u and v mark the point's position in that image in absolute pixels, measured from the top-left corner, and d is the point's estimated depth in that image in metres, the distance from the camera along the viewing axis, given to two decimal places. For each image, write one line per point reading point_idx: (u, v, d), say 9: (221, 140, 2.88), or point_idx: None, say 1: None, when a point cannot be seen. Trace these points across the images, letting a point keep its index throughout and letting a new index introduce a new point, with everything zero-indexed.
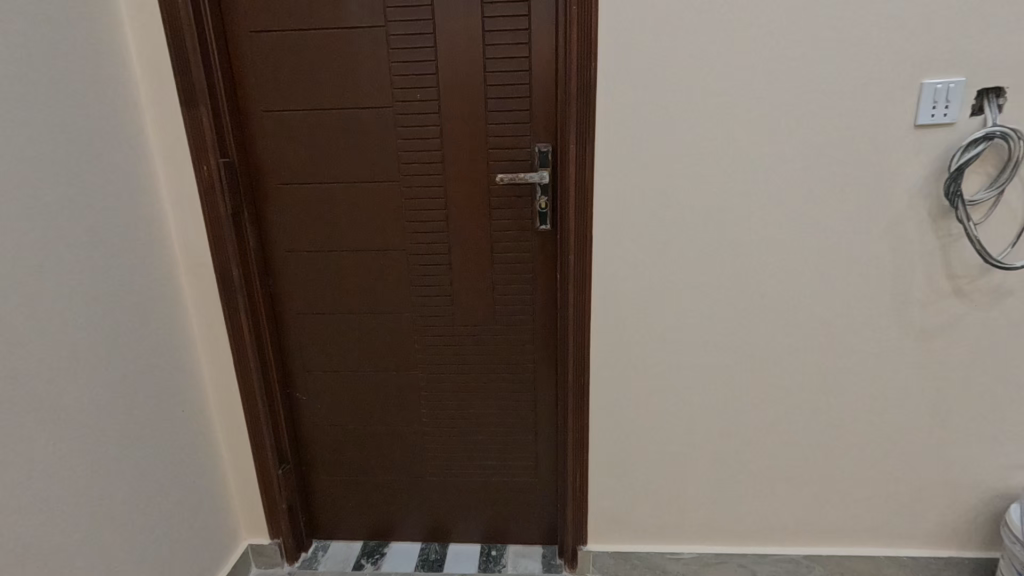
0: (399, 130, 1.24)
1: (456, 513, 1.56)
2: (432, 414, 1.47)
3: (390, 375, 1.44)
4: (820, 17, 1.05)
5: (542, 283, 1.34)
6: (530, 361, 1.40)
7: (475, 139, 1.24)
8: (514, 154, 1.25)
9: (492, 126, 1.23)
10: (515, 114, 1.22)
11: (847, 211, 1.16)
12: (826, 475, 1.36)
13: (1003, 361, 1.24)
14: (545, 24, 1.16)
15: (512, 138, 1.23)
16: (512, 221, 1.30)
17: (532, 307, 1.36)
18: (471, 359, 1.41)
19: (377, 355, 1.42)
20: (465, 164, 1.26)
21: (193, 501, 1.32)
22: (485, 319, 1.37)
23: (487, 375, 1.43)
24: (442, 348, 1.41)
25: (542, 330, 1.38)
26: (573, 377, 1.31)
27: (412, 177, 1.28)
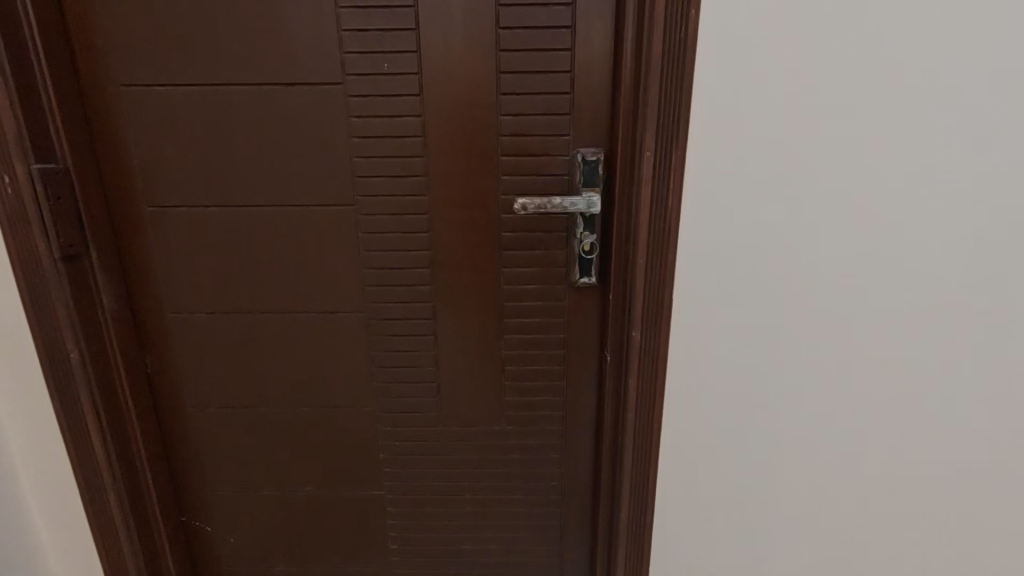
0: (356, 124, 0.76)
1: None
2: (406, 549, 0.98)
3: (343, 495, 0.95)
4: None
5: (579, 362, 0.87)
6: (555, 474, 0.93)
7: (481, 142, 0.76)
8: (545, 167, 0.77)
9: (510, 120, 0.75)
10: (547, 101, 0.75)
11: None
12: None
13: None
14: None
15: (542, 141, 0.76)
16: (536, 270, 0.82)
17: (561, 398, 0.89)
18: (466, 473, 0.93)
19: (322, 467, 0.93)
20: (464, 182, 0.78)
21: None
22: (488, 414, 0.90)
23: (491, 495, 0.95)
24: (423, 457, 0.93)
25: (576, 430, 0.91)
26: (629, 514, 0.84)
27: (379, 200, 0.79)
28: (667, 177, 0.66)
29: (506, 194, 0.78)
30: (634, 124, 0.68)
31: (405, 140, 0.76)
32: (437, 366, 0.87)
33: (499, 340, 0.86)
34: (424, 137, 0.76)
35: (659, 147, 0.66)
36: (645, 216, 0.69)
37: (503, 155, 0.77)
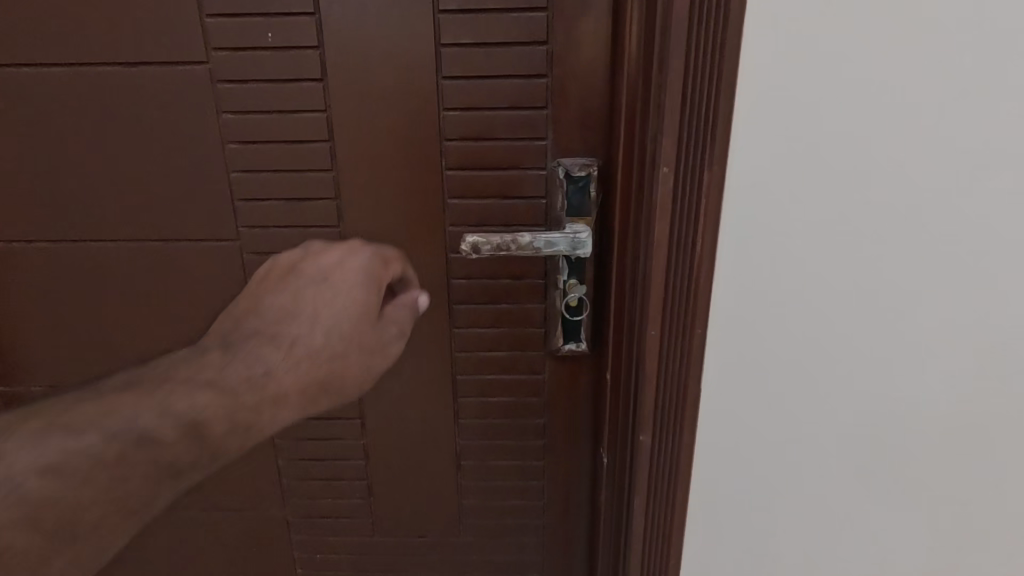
0: (232, 125, 0.51)
1: None
2: None
3: None
4: None
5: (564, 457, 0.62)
6: None
7: (415, 151, 0.52)
8: (511, 186, 0.52)
9: (458, 118, 0.51)
10: (512, 88, 0.50)
11: None
12: None
13: None
14: None
15: (506, 148, 0.51)
16: (501, 333, 0.57)
17: (540, 502, 0.64)
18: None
19: None
20: (394, 208, 0.54)
21: None
22: (440, 521, 0.65)
23: None
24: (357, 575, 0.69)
25: (561, 542, 0.66)
26: None
27: (273, 233, 0.55)
28: (696, 221, 0.41)
29: (455, 225, 0.54)
30: (639, 125, 0.43)
31: (304, 147, 0.52)
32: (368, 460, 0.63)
33: (451, 426, 0.62)
34: (332, 143, 0.52)
35: (684, 167, 0.40)
36: (659, 272, 0.44)
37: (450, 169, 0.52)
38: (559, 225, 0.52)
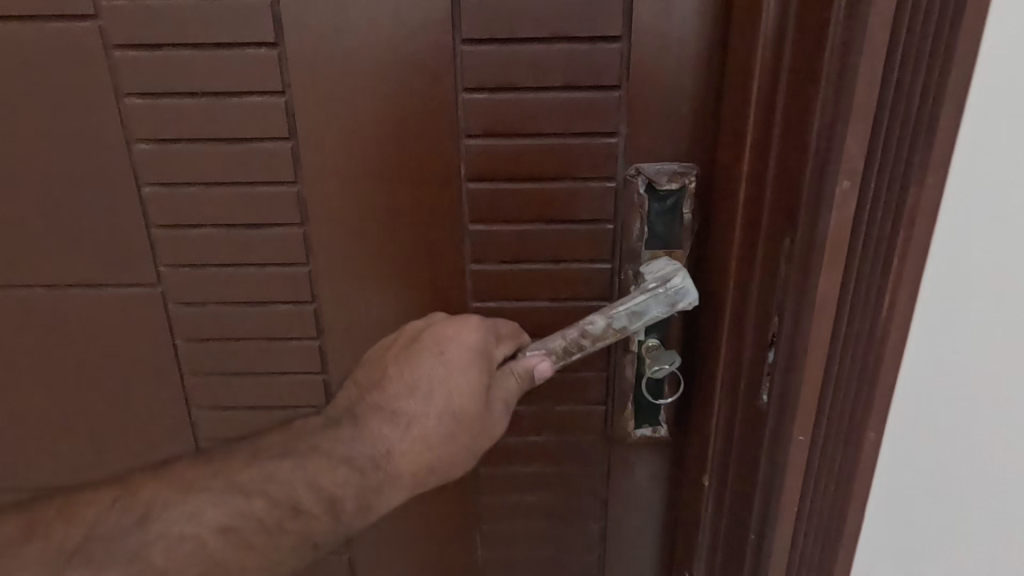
0: (141, 116, 0.34)
1: None
2: None
3: None
4: None
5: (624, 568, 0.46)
6: None
7: (420, 155, 0.35)
8: (563, 205, 0.35)
9: (486, 104, 0.33)
10: (569, 58, 0.33)
11: None
12: None
13: None
14: None
15: (557, 148, 0.34)
16: (543, 416, 0.40)
17: None
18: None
19: None
20: (389, 238, 0.37)
21: None
22: None
23: None
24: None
25: None
26: None
27: (210, 274, 0.38)
28: (889, 273, 0.24)
29: (479, 261, 0.37)
30: (782, 109, 0.26)
31: (252, 148, 0.35)
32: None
33: (470, 537, 0.44)
34: (294, 142, 0.35)
35: (879, 181, 0.24)
36: (815, 347, 0.26)
37: (473, 180, 0.35)
38: (635, 262, 0.36)
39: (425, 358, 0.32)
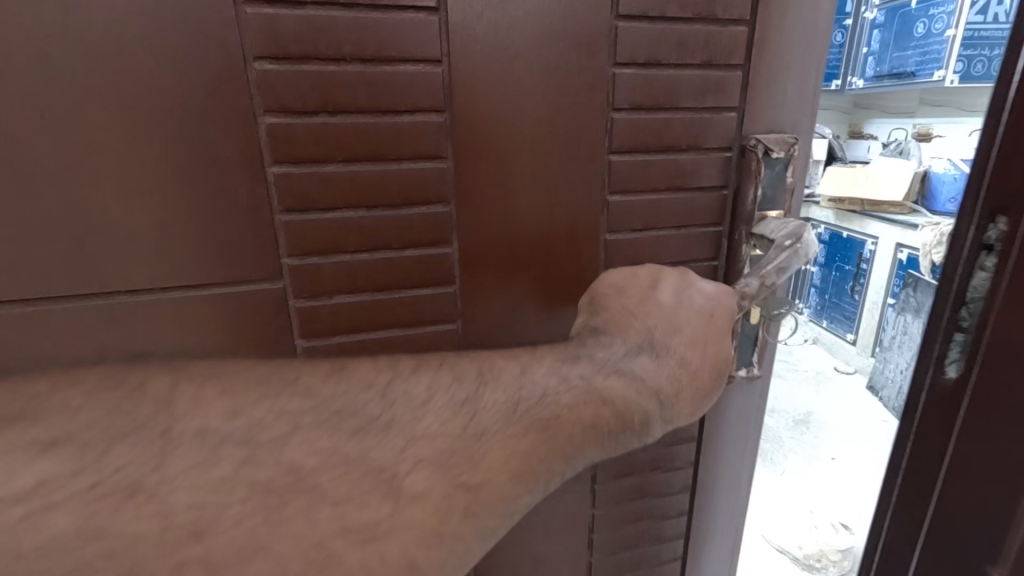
0: (280, 83, 0.30)
1: None
2: None
3: None
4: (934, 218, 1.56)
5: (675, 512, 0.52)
6: None
7: (567, 131, 0.35)
8: (686, 177, 0.39)
9: (629, 78, 0.35)
10: (705, 37, 0.36)
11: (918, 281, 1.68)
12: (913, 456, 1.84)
13: None
14: None
15: (686, 123, 0.37)
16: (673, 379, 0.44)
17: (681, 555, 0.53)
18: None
19: None
20: (532, 217, 0.37)
21: None
22: None
23: None
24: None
25: None
26: None
27: (344, 266, 0.35)
28: None
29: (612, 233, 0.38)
30: None
31: (402, 124, 0.33)
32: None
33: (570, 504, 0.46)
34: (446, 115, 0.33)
35: None
36: None
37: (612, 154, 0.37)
38: (749, 223, 0.40)
39: (686, 308, 0.37)
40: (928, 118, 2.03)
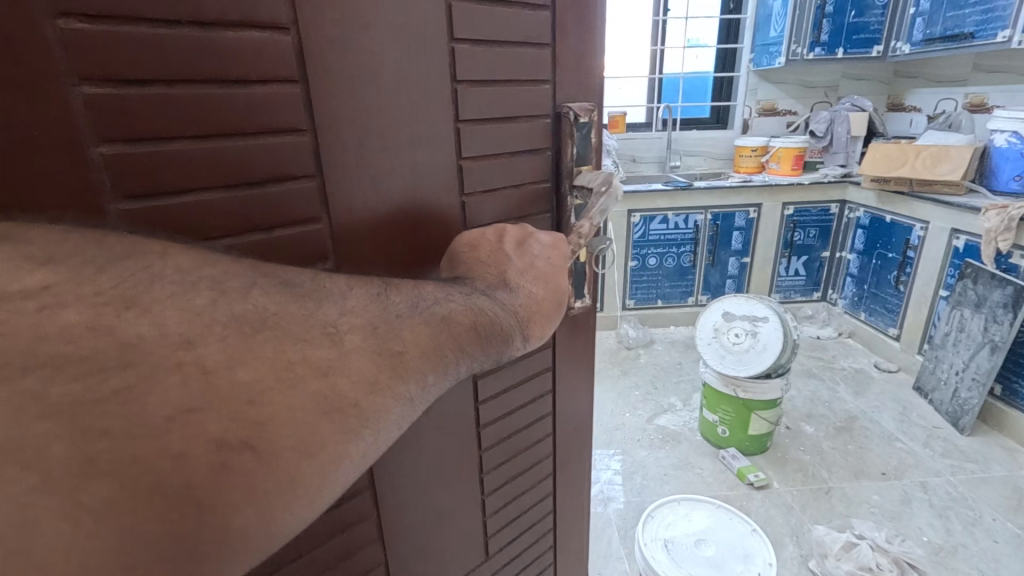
0: (88, 40, 0.42)
1: None
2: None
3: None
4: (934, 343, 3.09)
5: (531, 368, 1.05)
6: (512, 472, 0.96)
7: (403, 116, 0.62)
8: (482, 137, 0.70)
9: (463, 59, 0.66)
10: (517, 33, 0.71)
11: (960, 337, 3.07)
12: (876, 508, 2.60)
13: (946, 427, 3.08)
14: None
15: (488, 96, 0.70)
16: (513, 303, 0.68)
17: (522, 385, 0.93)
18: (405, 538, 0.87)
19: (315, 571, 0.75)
20: (388, 185, 0.62)
21: None
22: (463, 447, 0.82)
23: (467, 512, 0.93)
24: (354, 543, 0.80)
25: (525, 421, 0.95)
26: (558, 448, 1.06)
27: (212, 196, 0.50)
28: None
29: (471, 166, 0.70)
30: None
31: (252, 91, 0.50)
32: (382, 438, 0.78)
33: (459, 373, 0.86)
34: (279, 122, 0.52)
35: None
36: None
37: (461, 119, 0.68)
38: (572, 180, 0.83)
39: (527, 254, 0.68)
40: (977, 85, 3.78)
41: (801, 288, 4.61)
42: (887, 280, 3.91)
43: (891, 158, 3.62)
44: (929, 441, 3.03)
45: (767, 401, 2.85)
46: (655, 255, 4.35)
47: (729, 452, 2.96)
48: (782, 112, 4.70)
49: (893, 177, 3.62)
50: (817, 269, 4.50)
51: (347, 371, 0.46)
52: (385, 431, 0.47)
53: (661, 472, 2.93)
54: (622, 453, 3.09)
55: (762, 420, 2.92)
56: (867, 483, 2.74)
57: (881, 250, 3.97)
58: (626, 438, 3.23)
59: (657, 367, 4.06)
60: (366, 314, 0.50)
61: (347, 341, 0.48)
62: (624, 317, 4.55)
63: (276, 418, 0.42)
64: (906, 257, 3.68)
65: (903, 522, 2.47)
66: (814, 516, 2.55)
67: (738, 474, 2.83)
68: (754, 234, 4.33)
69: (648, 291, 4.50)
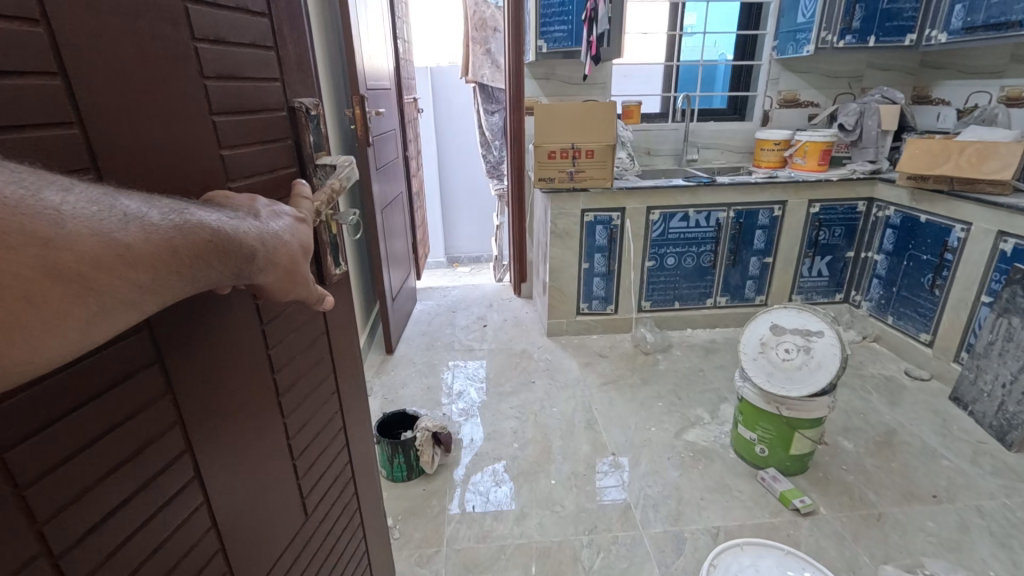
0: None
1: (328, 517, 1.67)
2: (271, 496, 1.34)
3: (179, 521, 1.03)
4: (1003, 357, 3.43)
5: (302, 331, 1.46)
6: (281, 389, 1.35)
7: (173, 110, 0.92)
8: (224, 121, 1.05)
9: (205, 54, 1.00)
10: (244, 41, 1.11)
11: (995, 332, 3.49)
12: (918, 522, 2.84)
13: (981, 445, 3.39)
14: (269, 26, 1.20)
15: (226, 90, 1.06)
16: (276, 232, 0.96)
17: (281, 317, 1.33)
18: (224, 499, 1.16)
19: (156, 513, 0.98)
20: (173, 171, 0.92)
21: (292, 545, 1.47)
22: (235, 372, 1.16)
23: (256, 433, 1.25)
24: (186, 529, 1.05)
25: (282, 347, 1.35)
26: (313, 361, 1.52)
27: (16, 130, 0.69)
28: None
29: (228, 152, 1.06)
30: None
31: (25, 37, 0.68)
32: (194, 422, 1.04)
33: (241, 330, 1.17)
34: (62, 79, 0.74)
35: None
36: None
37: (211, 93, 1.01)
38: (307, 160, 1.36)
39: (274, 213, 1.00)
40: (1014, 76, 4.04)
41: (825, 289, 5.12)
42: (922, 284, 4.26)
43: (933, 155, 3.89)
44: (977, 458, 3.28)
45: (811, 419, 3.02)
46: (673, 254, 4.84)
47: (770, 473, 3.17)
48: (803, 102, 5.24)
49: (934, 175, 3.92)
50: (840, 269, 5.01)
51: (69, 246, 0.59)
52: (103, 302, 0.64)
53: (698, 495, 3.16)
54: (652, 472, 3.35)
55: (804, 439, 3.10)
56: (922, 506, 2.95)
57: (911, 253, 4.37)
58: (654, 454, 3.52)
59: (678, 373, 4.49)
60: (101, 217, 0.64)
61: (70, 226, 0.60)
62: (639, 318, 5.10)
63: (10, 265, 0.55)
64: (945, 260, 4.02)
65: (966, 553, 2.64)
66: (866, 546, 2.73)
67: (781, 498, 3.04)
68: (777, 233, 4.80)
69: (666, 291, 5.00)
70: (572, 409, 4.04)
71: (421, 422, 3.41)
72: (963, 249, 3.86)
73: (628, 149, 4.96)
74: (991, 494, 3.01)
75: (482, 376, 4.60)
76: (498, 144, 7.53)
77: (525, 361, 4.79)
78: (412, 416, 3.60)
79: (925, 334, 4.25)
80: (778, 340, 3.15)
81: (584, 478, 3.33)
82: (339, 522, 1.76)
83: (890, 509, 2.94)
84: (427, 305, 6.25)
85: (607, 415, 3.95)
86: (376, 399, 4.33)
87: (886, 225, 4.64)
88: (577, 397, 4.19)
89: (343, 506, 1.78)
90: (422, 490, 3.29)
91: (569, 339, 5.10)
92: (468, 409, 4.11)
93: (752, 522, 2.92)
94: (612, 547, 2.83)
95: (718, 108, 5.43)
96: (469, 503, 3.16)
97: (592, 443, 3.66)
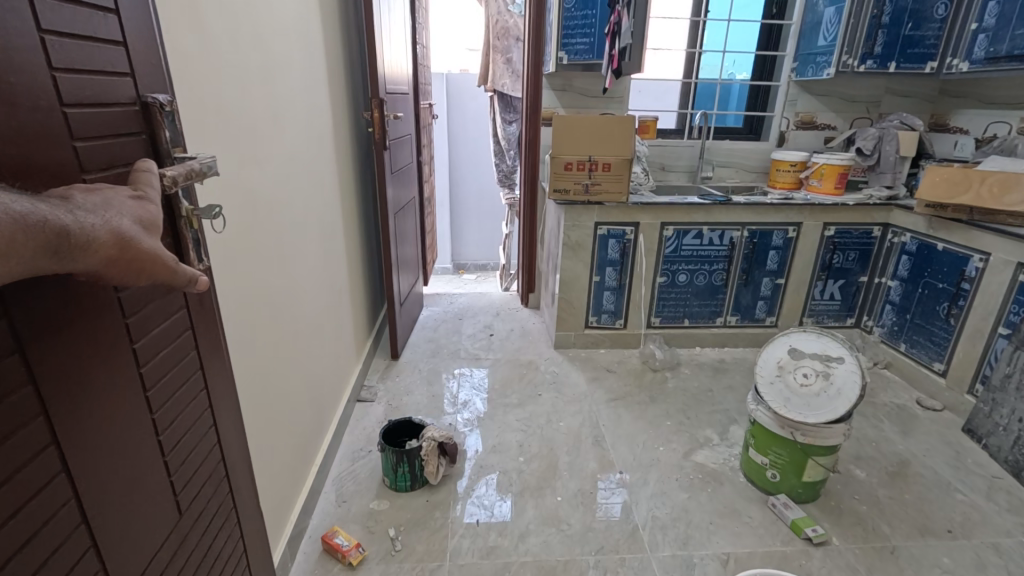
0: None
1: (215, 524, 1.57)
2: (151, 496, 1.26)
3: (52, 518, 0.97)
4: (1018, 394, 3.26)
5: (178, 323, 1.36)
6: (157, 382, 1.27)
7: (20, 104, 0.89)
8: (75, 114, 1.01)
9: (55, 45, 0.97)
10: (97, 30, 1.07)
11: (1008, 367, 3.33)
12: (935, 559, 2.67)
13: (996, 480, 3.21)
14: (120, 19, 1.14)
15: (78, 82, 1.02)
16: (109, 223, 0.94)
17: (154, 307, 1.26)
18: (100, 498, 1.09)
19: (24, 509, 0.92)
20: (19, 163, 0.89)
21: (176, 553, 1.37)
22: (106, 364, 1.10)
23: (132, 428, 1.19)
24: (59, 528, 0.99)
25: (155, 339, 1.27)
26: (192, 355, 1.43)
27: None
28: None
29: (80, 144, 1.02)
30: None
31: None
32: (64, 415, 0.99)
33: (111, 317, 1.11)
34: None
35: None
36: None
37: (59, 84, 0.98)
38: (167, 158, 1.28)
39: (111, 208, 0.97)
40: None
41: (836, 313, 4.91)
42: (936, 312, 4.05)
43: (953, 183, 3.72)
44: (992, 493, 3.11)
45: (826, 446, 2.84)
46: (685, 271, 4.68)
47: (781, 499, 3.00)
48: (819, 124, 5.07)
49: (954, 203, 3.75)
50: (853, 293, 4.82)
51: None
52: None
53: (707, 518, 2.98)
54: (659, 493, 3.18)
55: (817, 466, 2.92)
56: (937, 540, 2.78)
57: (927, 280, 4.16)
58: (661, 474, 3.34)
59: (687, 393, 4.30)
60: None
61: None
62: (647, 335, 4.94)
63: None
64: (961, 291, 3.82)
65: None
66: None
67: (793, 527, 2.86)
68: (790, 254, 4.63)
69: (677, 308, 4.82)
70: (579, 424, 3.87)
71: (427, 432, 3.23)
72: (982, 279, 3.65)
73: (643, 164, 4.81)
74: (1009, 531, 2.83)
75: (486, 386, 4.42)
76: (513, 154, 7.36)
77: (531, 372, 4.63)
78: (418, 425, 3.43)
79: (938, 364, 4.03)
80: (797, 364, 3.00)
81: (589, 496, 3.15)
82: (223, 535, 1.63)
83: (903, 543, 2.76)
84: (433, 312, 6.07)
85: (614, 432, 3.78)
86: (380, 405, 4.18)
87: (902, 251, 4.44)
88: (584, 413, 4.01)
89: (231, 512, 1.68)
90: (424, 501, 3.11)
91: (578, 353, 4.93)
92: (473, 420, 3.93)
93: (763, 550, 2.75)
94: (619, 569, 2.67)
95: (733, 127, 5.29)
96: (475, 516, 2.99)
97: (598, 459, 3.48)
